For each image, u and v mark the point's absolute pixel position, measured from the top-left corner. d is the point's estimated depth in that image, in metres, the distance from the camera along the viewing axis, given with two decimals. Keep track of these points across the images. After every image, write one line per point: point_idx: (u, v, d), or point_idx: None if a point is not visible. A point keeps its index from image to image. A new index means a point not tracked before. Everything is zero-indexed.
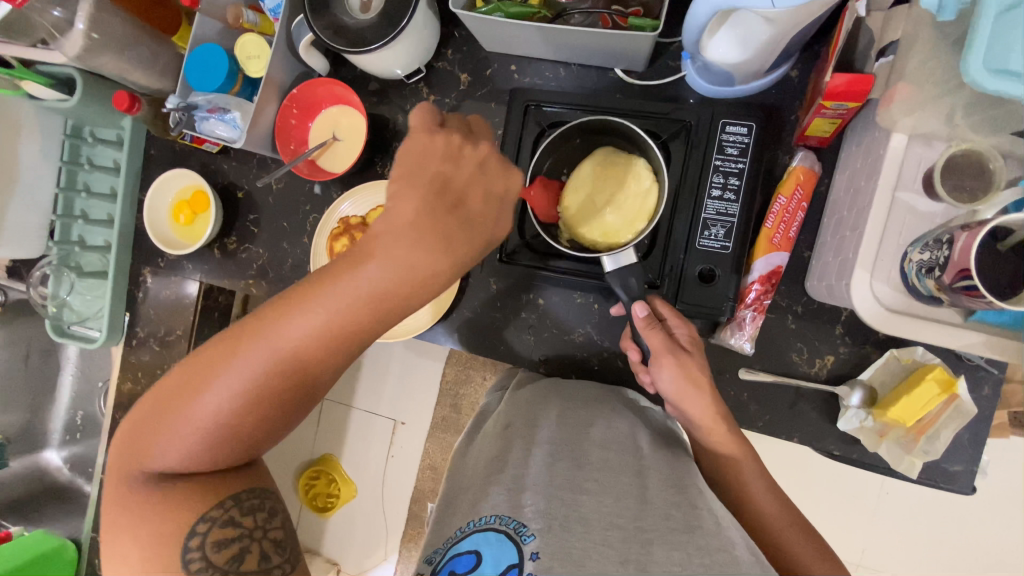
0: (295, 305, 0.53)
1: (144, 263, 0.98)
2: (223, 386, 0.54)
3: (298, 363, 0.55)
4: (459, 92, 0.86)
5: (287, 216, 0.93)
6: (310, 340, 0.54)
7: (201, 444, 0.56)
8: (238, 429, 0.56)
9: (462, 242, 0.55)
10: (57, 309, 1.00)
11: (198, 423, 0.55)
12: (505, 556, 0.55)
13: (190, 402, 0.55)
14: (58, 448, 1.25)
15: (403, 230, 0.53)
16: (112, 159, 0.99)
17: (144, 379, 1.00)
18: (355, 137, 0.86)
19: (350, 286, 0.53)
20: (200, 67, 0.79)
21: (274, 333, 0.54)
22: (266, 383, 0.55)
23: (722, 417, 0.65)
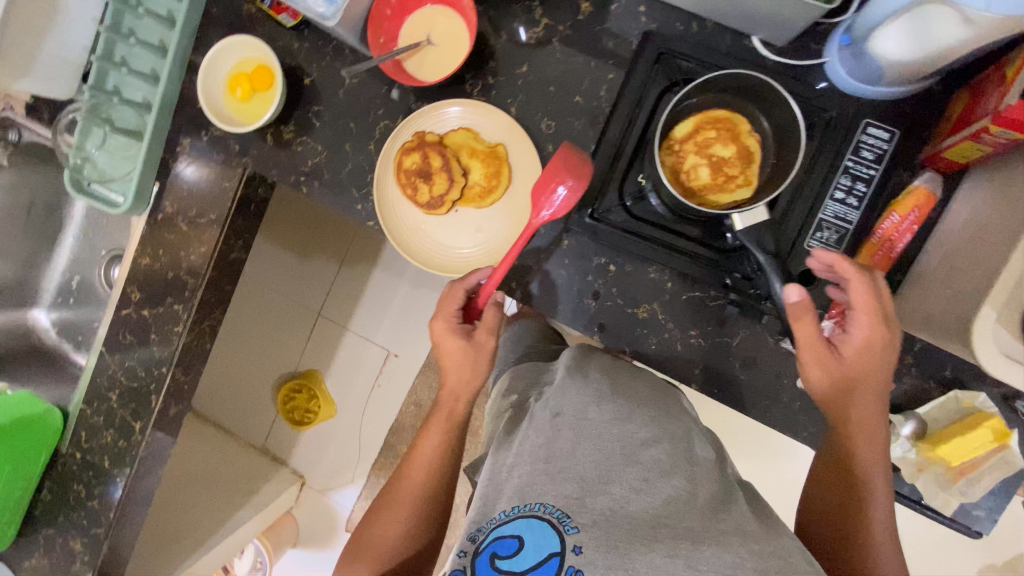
0: (424, 432, 0.81)
1: (185, 132, 0.89)
2: (399, 506, 0.78)
3: (434, 473, 0.79)
4: (575, 21, 0.78)
5: (357, 117, 0.84)
6: (435, 466, 0.79)
7: (386, 556, 0.77)
8: (410, 535, 0.78)
9: (468, 377, 0.80)
10: (79, 162, 0.89)
11: (377, 542, 0.77)
12: (546, 545, 0.58)
13: (381, 520, 0.79)
14: (48, 310, 1.18)
15: (451, 355, 0.79)
16: (165, 8, 0.88)
17: (163, 258, 0.92)
18: (452, 45, 0.78)
19: (448, 410, 0.81)
20: None
21: (414, 462, 0.80)
22: (414, 497, 0.78)
23: (879, 399, 0.64)
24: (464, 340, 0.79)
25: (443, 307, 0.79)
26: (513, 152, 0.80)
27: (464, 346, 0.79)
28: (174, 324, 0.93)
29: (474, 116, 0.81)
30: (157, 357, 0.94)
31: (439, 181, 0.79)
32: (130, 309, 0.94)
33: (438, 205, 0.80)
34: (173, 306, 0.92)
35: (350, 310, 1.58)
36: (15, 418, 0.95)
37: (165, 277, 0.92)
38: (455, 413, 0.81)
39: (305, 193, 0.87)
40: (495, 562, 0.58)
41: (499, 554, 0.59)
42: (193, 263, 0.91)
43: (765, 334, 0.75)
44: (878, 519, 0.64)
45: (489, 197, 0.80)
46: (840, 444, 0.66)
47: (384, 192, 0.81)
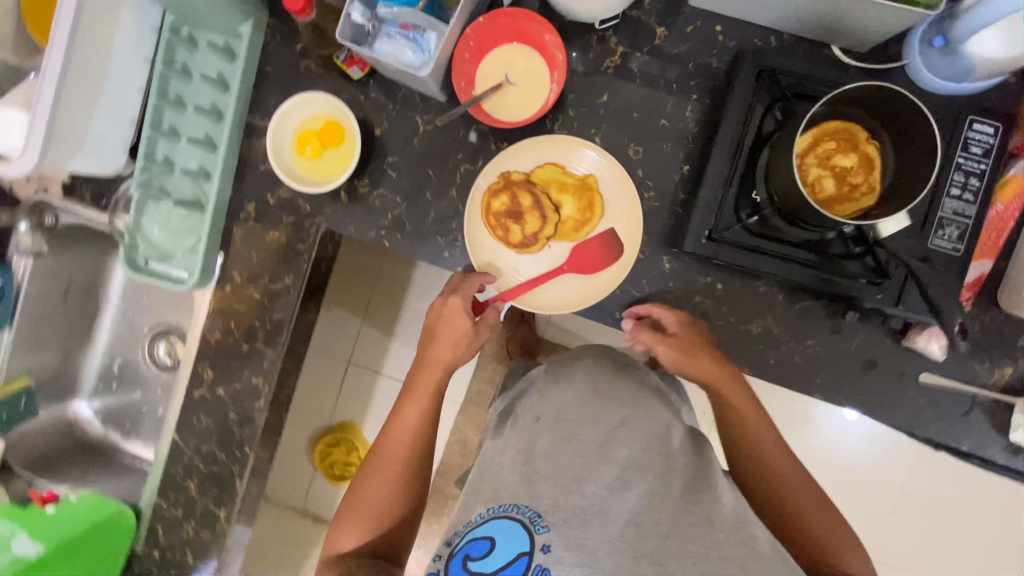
0: (403, 402, 0.77)
1: (250, 197, 0.85)
2: (374, 499, 0.73)
3: (419, 437, 0.75)
4: (653, 46, 0.78)
5: (434, 162, 0.82)
6: (418, 428, 0.76)
7: (371, 525, 0.72)
8: (383, 535, 0.73)
9: (447, 345, 0.78)
10: (133, 239, 0.84)
11: (353, 517, 0.73)
12: (515, 544, 0.57)
13: (358, 505, 0.73)
14: (90, 398, 1.10)
15: (451, 340, 0.78)
16: (213, 70, 0.84)
17: (237, 331, 0.87)
18: (533, 82, 0.77)
19: (428, 380, 0.77)
20: None
21: (390, 439, 0.76)
22: (390, 482, 0.74)
23: (726, 376, 0.73)
24: (466, 329, 0.78)
25: (448, 304, 0.77)
26: (603, 185, 0.79)
27: (467, 329, 0.78)
28: (256, 400, 0.87)
29: (556, 150, 0.79)
30: (240, 436, 0.88)
31: (531, 220, 0.78)
32: (204, 389, 0.88)
33: (533, 243, 0.79)
34: (253, 380, 0.87)
35: (383, 354, 1.52)
36: None
37: (240, 350, 0.87)
38: (442, 376, 0.78)
39: (386, 247, 0.84)
40: (468, 564, 0.57)
41: (472, 556, 0.57)
42: (270, 332, 0.86)
43: (882, 334, 0.76)
44: (788, 476, 0.69)
45: (583, 230, 0.79)
46: (726, 416, 0.73)
47: (473, 235, 0.79)
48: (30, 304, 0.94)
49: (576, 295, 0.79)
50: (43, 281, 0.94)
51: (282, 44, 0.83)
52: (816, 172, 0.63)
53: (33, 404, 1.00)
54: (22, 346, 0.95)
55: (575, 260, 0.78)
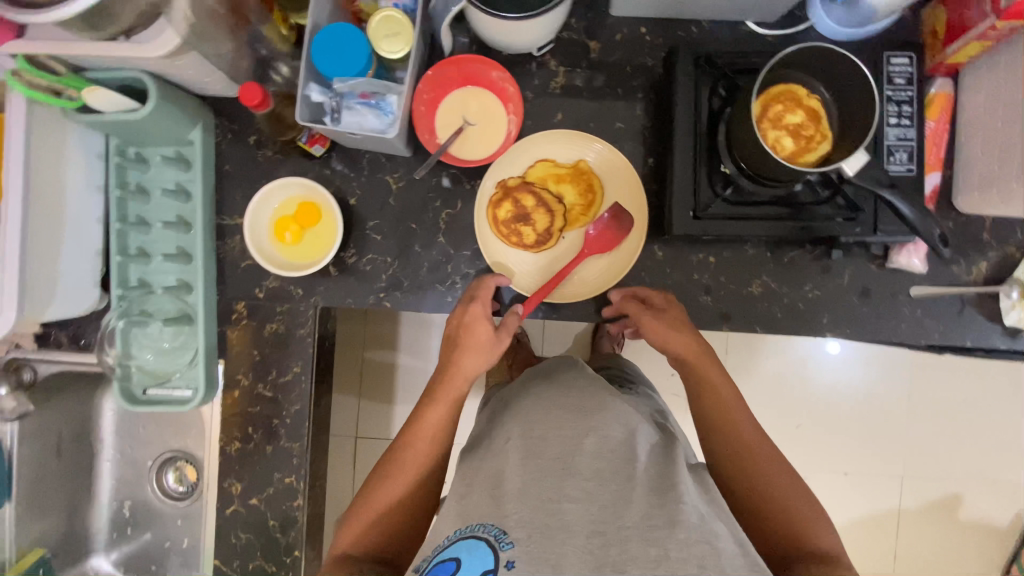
0: (426, 404, 0.74)
1: (238, 296, 0.84)
2: (385, 508, 0.71)
3: (436, 441, 0.73)
4: (590, 60, 0.83)
5: (414, 215, 0.83)
6: (437, 432, 0.73)
7: (376, 536, 0.70)
8: (381, 552, 0.70)
9: (470, 353, 0.75)
10: (124, 369, 0.82)
11: (362, 526, 0.70)
12: (480, 564, 0.55)
13: (364, 511, 0.71)
14: (107, 551, 1.02)
15: (476, 348, 0.74)
16: (171, 182, 0.83)
17: (257, 433, 0.84)
18: (490, 118, 0.80)
19: (452, 383, 0.74)
20: (335, 47, 0.68)
21: (413, 445, 0.73)
22: (405, 490, 0.72)
23: (704, 354, 0.75)
24: (491, 343, 0.75)
25: (469, 312, 0.75)
26: (596, 168, 0.81)
27: (490, 338, 0.75)
28: (294, 499, 0.83)
29: (541, 147, 0.82)
30: (285, 541, 0.84)
31: (539, 217, 0.80)
32: (235, 503, 0.84)
33: (547, 240, 0.81)
34: (285, 479, 0.83)
35: (388, 420, 1.41)
36: None
37: (265, 452, 0.83)
38: (464, 377, 0.75)
39: (387, 308, 0.84)
40: None
41: None
42: (291, 426, 0.83)
43: (866, 262, 0.81)
44: (751, 443, 0.70)
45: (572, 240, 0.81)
46: (704, 400, 0.73)
47: (490, 253, 0.81)
48: (23, 470, 0.88)
49: (607, 275, 0.81)
50: (32, 442, 0.88)
51: (236, 141, 0.84)
52: (773, 135, 0.69)
53: (50, 572, 0.92)
54: (23, 517, 0.88)
55: (593, 243, 0.80)
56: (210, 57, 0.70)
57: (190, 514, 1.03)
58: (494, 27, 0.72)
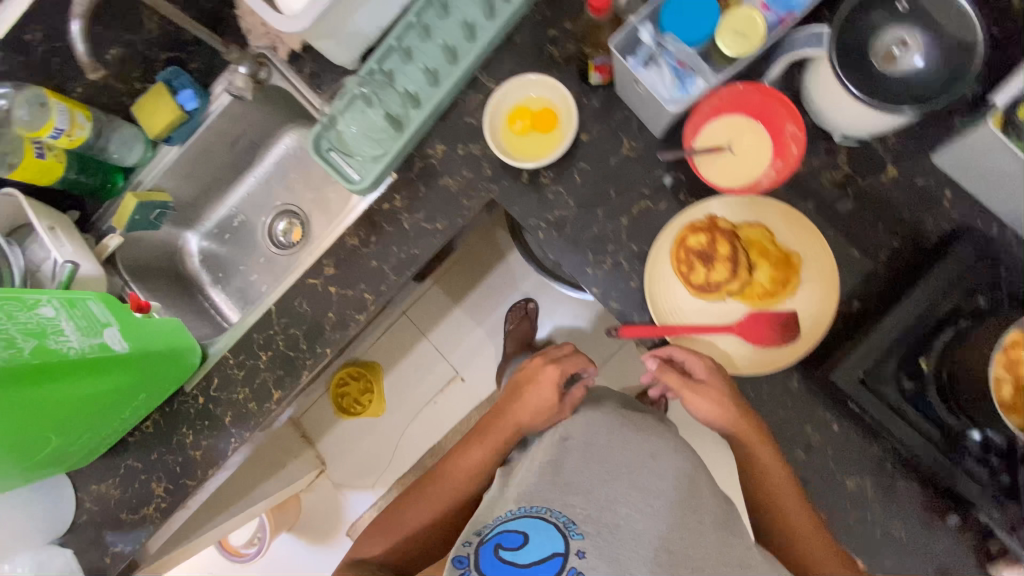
0: (473, 443, 0.89)
1: (442, 138, 0.91)
2: (417, 510, 0.89)
3: (472, 479, 0.87)
4: (876, 181, 0.77)
5: (620, 186, 0.84)
6: (474, 472, 0.87)
7: (404, 537, 0.88)
8: (412, 539, 0.87)
9: (524, 413, 0.87)
10: (328, 123, 0.90)
11: (404, 519, 0.89)
12: (551, 546, 0.67)
13: (397, 519, 0.90)
14: (201, 236, 1.16)
15: (534, 408, 0.86)
16: (466, 16, 0.89)
17: (373, 245, 0.92)
18: (752, 158, 0.77)
19: (501, 435, 0.87)
20: (690, 12, 0.69)
21: (446, 482, 0.88)
22: (422, 508, 0.88)
23: (754, 434, 0.74)
24: (547, 399, 0.86)
25: (521, 386, 0.90)
26: (803, 266, 0.78)
27: (549, 401, 0.86)
28: (358, 312, 0.92)
29: (767, 212, 0.79)
30: (328, 337, 0.92)
31: (720, 269, 0.78)
32: (318, 280, 0.93)
33: (711, 291, 0.78)
34: (364, 294, 0.92)
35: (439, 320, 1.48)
36: (164, 346, 0.85)
37: (369, 264, 0.92)
38: (510, 437, 0.87)
39: (537, 237, 0.87)
40: (500, 553, 0.68)
41: (502, 546, 0.68)
42: (400, 261, 0.91)
43: (970, 551, 0.73)
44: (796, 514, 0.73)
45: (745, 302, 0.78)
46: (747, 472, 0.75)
47: (656, 267, 0.80)
48: (207, 135, 1.01)
49: (737, 360, 0.78)
50: (228, 121, 1.01)
51: (538, 23, 0.88)
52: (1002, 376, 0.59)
53: (160, 219, 1.04)
54: (182, 166, 1.03)
55: (745, 327, 0.78)
56: None
57: (273, 262, 1.15)
58: (834, 88, 0.70)
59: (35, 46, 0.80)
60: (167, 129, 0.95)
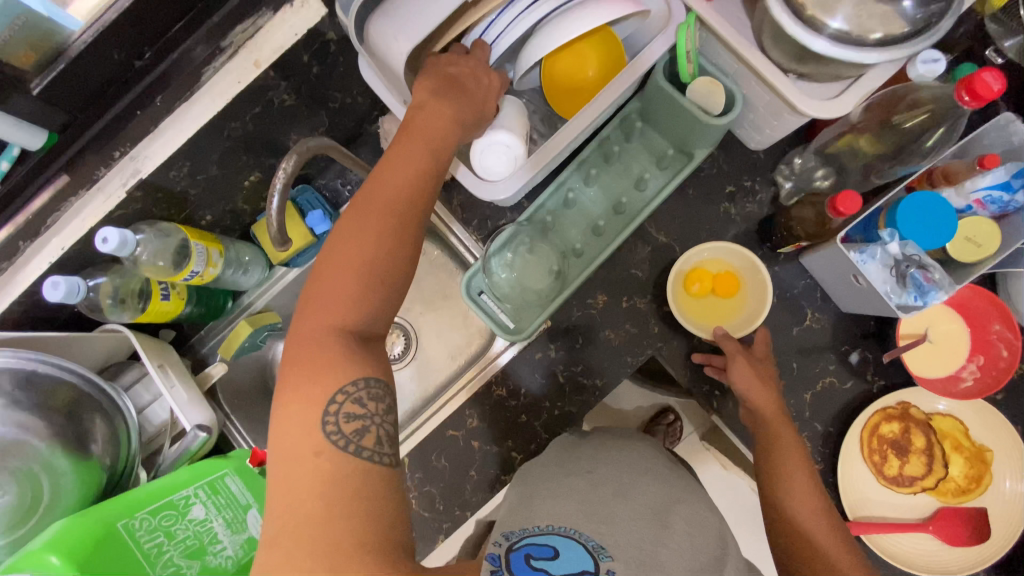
0: (396, 150, 0.63)
1: (603, 288, 0.85)
2: (342, 271, 0.58)
3: (406, 223, 0.61)
4: None
5: (802, 359, 0.80)
6: (407, 204, 0.62)
7: (362, 285, 0.58)
8: (369, 315, 0.59)
9: (435, 127, 0.63)
10: (481, 267, 0.83)
11: (349, 277, 0.58)
12: (579, 561, 0.61)
13: (339, 260, 0.59)
14: None
15: (453, 108, 0.63)
16: (638, 169, 0.86)
17: (523, 398, 0.86)
18: (952, 345, 0.76)
19: (422, 153, 0.63)
20: (939, 225, 0.65)
21: (377, 204, 0.61)
22: (367, 279, 0.59)
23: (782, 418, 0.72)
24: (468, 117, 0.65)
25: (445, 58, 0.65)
26: (998, 463, 0.76)
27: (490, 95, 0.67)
28: (504, 471, 0.85)
29: (963, 405, 0.77)
30: (469, 499, 0.84)
31: (914, 462, 0.76)
32: (458, 433, 0.86)
33: (904, 485, 0.76)
34: (512, 451, 0.85)
35: None
36: None
37: (517, 420, 0.85)
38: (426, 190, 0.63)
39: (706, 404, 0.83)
40: (529, 562, 0.61)
41: (534, 556, 0.61)
42: (553, 420, 0.85)
43: None
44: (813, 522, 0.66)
45: (941, 493, 0.76)
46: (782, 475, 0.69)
47: (848, 461, 0.76)
48: None
49: (933, 559, 0.75)
50: None
51: (716, 178, 0.84)
52: None
53: (263, 340, 0.92)
54: (297, 285, 0.93)
55: (941, 526, 0.75)
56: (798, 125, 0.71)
57: None
58: None
59: (178, 184, 0.70)
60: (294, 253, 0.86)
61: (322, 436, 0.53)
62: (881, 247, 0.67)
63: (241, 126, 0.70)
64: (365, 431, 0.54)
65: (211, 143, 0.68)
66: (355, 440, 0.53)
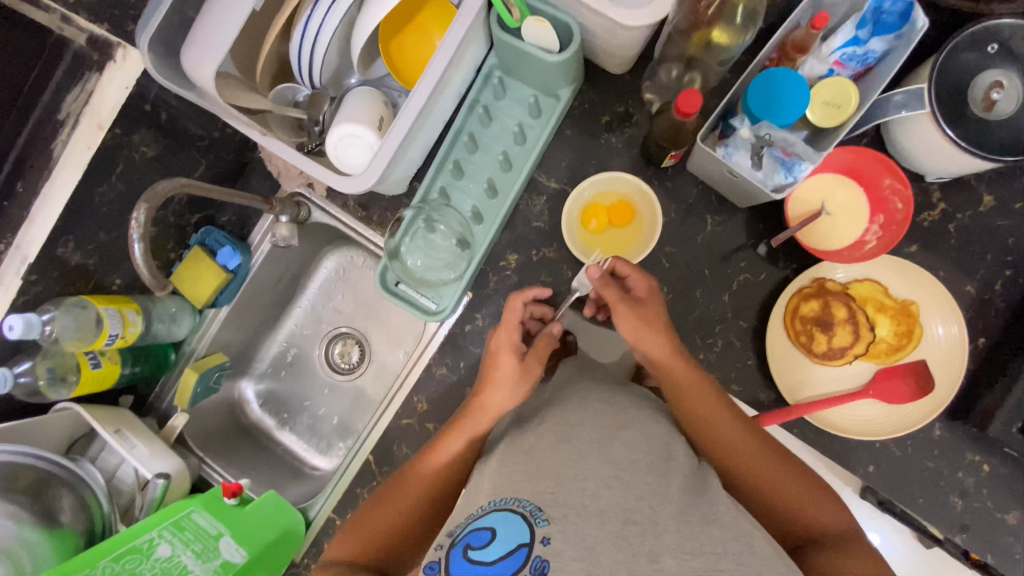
0: (453, 430, 0.70)
1: (512, 248, 0.87)
2: (388, 530, 0.67)
3: (452, 473, 0.69)
4: (976, 212, 0.76)
5: (713, 264, 0.81)
6: (458, 459, 0.69)
7: (385, 539, 0.66)
8: (365, 552, 0.65)
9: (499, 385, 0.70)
10: (390, 260, 0.83)
11: (382, 523, 0.67)
12: (516, 536, 0.51)
13: (366, 525, 0.67)
14: (256, 380, 1.07)
15: (506, 341, 0.72)
16: (514, 121, 0.85)
17: (463, 371, 0.88)
18: (853, 213, 0.75)
19: (490, 402, 0.69)
20: (785, 90, 0.64)
21: (424, 478, 0.69)
22: (399, 520, 0.67)
23: (678, 357, 0.68)
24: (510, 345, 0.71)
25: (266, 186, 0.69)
26: (927, 312, 0.75)
27: (512, 372, 0.70)
28: None
29: (877, 265, 0.76)
30: None
31: (842, 334, 0.76)
32: (412, 419, 0.89)
33: (838, 357, 0.76)
34: None
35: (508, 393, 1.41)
36: (259, 546, 0.75)
37: (463, 392, 0.88)
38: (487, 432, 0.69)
39: None
40: (468, 553, 0.52)
41: (472, 545, 0.52)
42: None
43: None
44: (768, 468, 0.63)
45: (878, 356, 0.76)
46: (709, 437, 0.65)
47: (776, 347, 0.77)
48: (250, 284, 0.94)
49: (883, 422, 0.76)
50: (271, 265, 0.95)
51: (589, 113, 0.85)
52: None
53: (219, 380, 0.97)
54: (231, 321, 0.96)
55: (881, 388, 0.75)
56: (638, 38, 0.71)
57: (339, 389, 1.06)
58: (948, 149, 0.67)
59: (70, 258, 0.73)
60: (215, 293, 0.89)
61: None
62: (738, 135, 0.68)
63: (111, 188, 0.73)
64: None
65: (87, 211, 0.71)
66: None
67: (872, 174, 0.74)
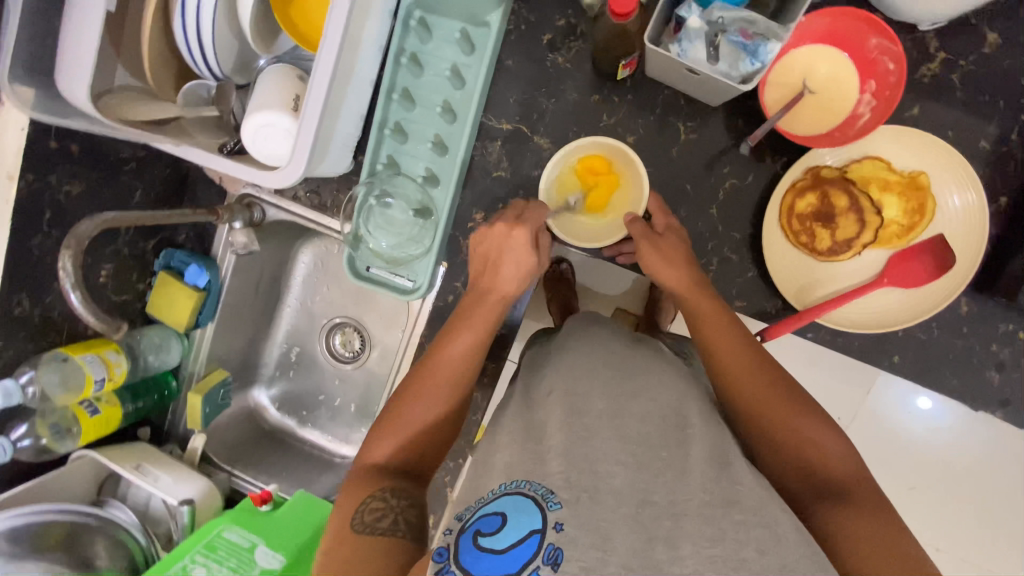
0: (457, 322, 0.63)
1: (478, 205, 0.81)
2: (421, 414, 0.59)
3: (472, 364, 0.61)
4: (982, 54, 0.66)
5: (694, 176, 0.74)
6: (472, 352, 0.61)
7: (417, 441, 0.59)
8: (405, 450, 0.58)
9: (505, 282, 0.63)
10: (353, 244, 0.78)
11: (420, 416, 0.59)
12: (526, 522, 0.42)
13: (399, 415, 0.59)
14: (267, 386, 1.06)
15: (516, 262, 0.63)
16: (447, 63, 0.76)
17: None
18: (839, 85, 0.66)
19: (490, 312, 0.63)
20: None
21: (438, 369, 0.60)
22: (433, 403, 0.59)
23: (697, 288, 0.61)
24: (526, 265, 0.63)
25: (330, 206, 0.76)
26: (936, 180, 0.67)
27: (529, 267, 0.63)
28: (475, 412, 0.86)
29: (875, 138, 0.68)
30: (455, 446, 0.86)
31: (845, 224, 0.69)
32: None
33: (843, 251, 0.69)
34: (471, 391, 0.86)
35: None
36: (296, 546, 0.77)
37: None
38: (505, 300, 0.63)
39: None
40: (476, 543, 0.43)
41: (481, 534, 0.43)
42: None
43: None
44: (794, 421, 0.52)
45: (888, 239, 0.69)
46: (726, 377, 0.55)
47: (774, 253, 0.71)
48: (227, 296, 0.91)
49: (901, 310, 0.70)
50: (243, 273, 0.92)
51: (527, 35, 0.75)
52: None
53: (227, 395, 0.97)
54: (221, 336, 0.94)
55: (895, 274, 0.68)
56: None
57: (348, 379, 1.04)
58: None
59: (31, 316, 0.71)
60: (194, 314, 0.87)
61: (353, 533, 0.52)
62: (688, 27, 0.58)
63: (47, 236, 0.69)
64: (384, 519, 0.53)
65: (28, 265, 0.68)
66: (373, 526, 0.52)
67: (856, 35, 0.64)
